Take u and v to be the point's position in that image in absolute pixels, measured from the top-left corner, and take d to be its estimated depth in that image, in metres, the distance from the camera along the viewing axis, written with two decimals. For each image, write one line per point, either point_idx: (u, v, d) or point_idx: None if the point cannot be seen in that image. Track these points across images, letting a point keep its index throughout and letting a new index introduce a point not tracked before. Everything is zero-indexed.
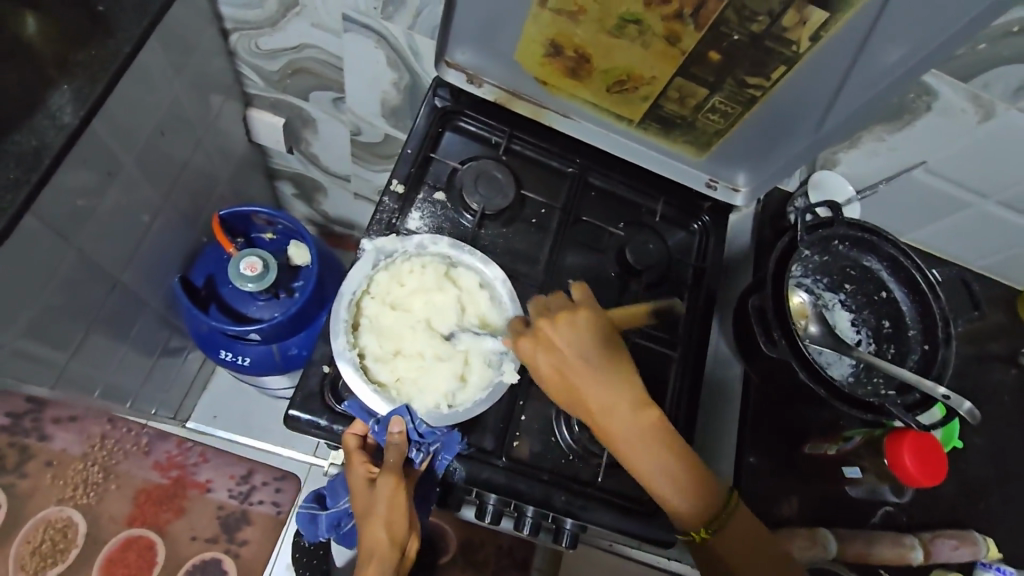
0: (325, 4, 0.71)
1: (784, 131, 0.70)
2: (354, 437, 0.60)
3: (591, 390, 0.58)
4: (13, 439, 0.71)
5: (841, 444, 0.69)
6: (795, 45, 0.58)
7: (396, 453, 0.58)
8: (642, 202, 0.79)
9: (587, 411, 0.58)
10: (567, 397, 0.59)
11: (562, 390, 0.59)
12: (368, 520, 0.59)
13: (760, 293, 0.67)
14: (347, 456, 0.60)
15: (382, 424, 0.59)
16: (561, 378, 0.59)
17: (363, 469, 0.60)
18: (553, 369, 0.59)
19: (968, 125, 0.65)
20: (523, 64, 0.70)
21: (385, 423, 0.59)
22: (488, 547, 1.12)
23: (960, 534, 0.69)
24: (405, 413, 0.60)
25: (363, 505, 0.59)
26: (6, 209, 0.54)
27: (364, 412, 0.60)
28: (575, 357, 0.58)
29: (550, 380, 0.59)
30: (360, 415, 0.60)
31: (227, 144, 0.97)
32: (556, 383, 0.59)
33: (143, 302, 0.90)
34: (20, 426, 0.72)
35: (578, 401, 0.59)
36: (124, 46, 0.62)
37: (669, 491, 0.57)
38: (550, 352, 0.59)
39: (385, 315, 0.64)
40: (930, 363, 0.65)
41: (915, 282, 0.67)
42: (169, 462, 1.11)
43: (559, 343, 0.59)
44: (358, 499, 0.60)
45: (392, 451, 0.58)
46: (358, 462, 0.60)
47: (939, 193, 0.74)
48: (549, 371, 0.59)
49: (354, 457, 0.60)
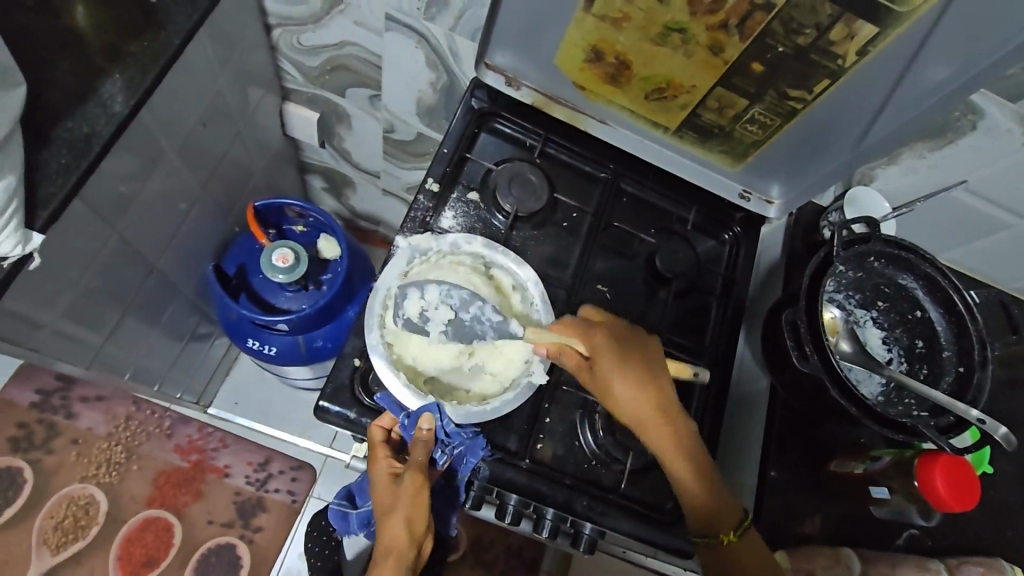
0: (369, 3, 0.72)
1: (823, 144, 0.69)
2: (378, 430, 0.61)
3: (650, 387, 0.62)
4: (54, 416, 1.03)
5: (869, 464, 0.67)
6: (841, 59, 0.58)
7: (422, 451, 0.59)
8: (673, 210, 0.79)
9: (641, 409, 0.61)
10: (625, 393, 0.61)
11: (624, 385, 0.61)
12: (389, 516, 0.59)
13: (794, 307, 0.66)
14: (372, 449, 0.61)
15: (411, 417, 0.60)
16: (625, 375, 0.61)
17: (386, 465, 0.61)
18: (621, 363, 0.61)
19: (1013, 146, 0.63)
20: (563, 68, 0.70)
21: (414, 418, 0.60)
22: (498, 547, 1.13)
23: (986, 562, 0.67)
24: (434, 410, 0.60)
25: (384, 502, 0.60)
26: (56, 194, 0.56)
27: (393, 403, 0.61)
28: (634, 355, 0.63)
29: (614, 374, 0.61)
30: (390, 408, 0.61)
31: (263, 137, 0.98)
32: (622, 378, 0.61)
33: (177, 288, 0.91)
34: (59, 399, 1.05)
35: (636, 397, 0.61)
36: (175, 39, 0.64)
37: (704, 497, 0.60)
38: (624, 345, 0.63)
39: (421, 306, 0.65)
40: (965, 387, 0.64)
41: (952, 302, 0.66)
42: (190, 445, 1.17)
43: (629, 340, 0.64)
44: (380, 496, 0.60)
45: (418, 448, 0.59)
46: (381, 457, 0.61)
47: (979, 213, 0.72)
48: (623, 360, 0.62)
49: (379, 451, 0.61)
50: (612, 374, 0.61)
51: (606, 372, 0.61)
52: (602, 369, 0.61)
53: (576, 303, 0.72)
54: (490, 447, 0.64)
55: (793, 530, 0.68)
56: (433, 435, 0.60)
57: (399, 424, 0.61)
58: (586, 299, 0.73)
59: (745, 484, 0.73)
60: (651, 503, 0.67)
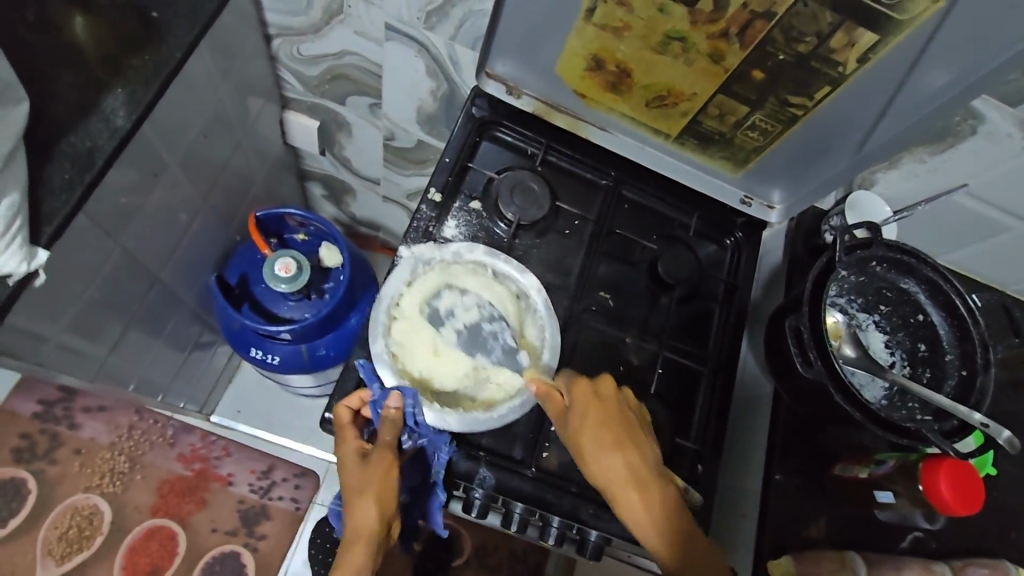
0: (369, 14, 0.72)
1: (824, 150, 0.69)
2: (346, 410, 0.61)
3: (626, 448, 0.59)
4: (44, 427, 0.75)
5: (873, 468, 0.67)
6: (841, 66, 0.58)
7: (389, 428, 0.58)
8: (674, 216, 0.79)
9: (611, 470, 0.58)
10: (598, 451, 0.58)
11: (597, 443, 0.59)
12: (357, 500, 0.57)
13: (797, 314, 0.66)
14: (341, 430, 0.60)
15: (387, 390, 0.60)
16: (600, 432, 0.59)
17: (354, 444, 0.60)
18: (596, 420, 0.60)
19: (1013, 150, 0.63)
20: (563, 77, 0.71)
21: (386, 393, 0.59)
22: (502, 552, 1.13)
23: (990, 563, 0.67)
24: (409, 393, 0.59)
25: (352, 483, 0.58)
26: (60, 210, 0.56)
27: (373, 375, 0.62)
28: (613, 417, 0.60)
29: (589, 431, 0.59)
30: (370, 376, 0.62)
31: (264, 146, 0.98)
32: (594, 435, 0.59)
33: (180, 299, 0.91)
34: (50, 413, 0.75)
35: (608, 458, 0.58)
36: (176, 51, 0.64)
37: (678, 572, 0.55)
38: (602, 403, 0.61)
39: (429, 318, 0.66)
40: (967, 391, 0.64)
41: (954, 306, 0.66)
42: (193, 454, 1.13)
43: (609, 398, 0.61)
44: (348, 476, 0.59)
45: (385, 425, 0.58)
46: (350, 437, 0.60)
47: (978, 215, 0.72)
48: (597, 419, 0.59)
49: (348, 430, 0.60)
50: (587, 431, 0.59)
51: (579, 428, 0.59)
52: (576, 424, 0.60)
53: (580, 310, 0.72)
54: (493, 454, 0.64)
55: (798, 534, 0.68)
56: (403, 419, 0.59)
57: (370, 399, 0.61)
58: (589, 306, 0.73)
59: (749, 489, 0.73)
60: None
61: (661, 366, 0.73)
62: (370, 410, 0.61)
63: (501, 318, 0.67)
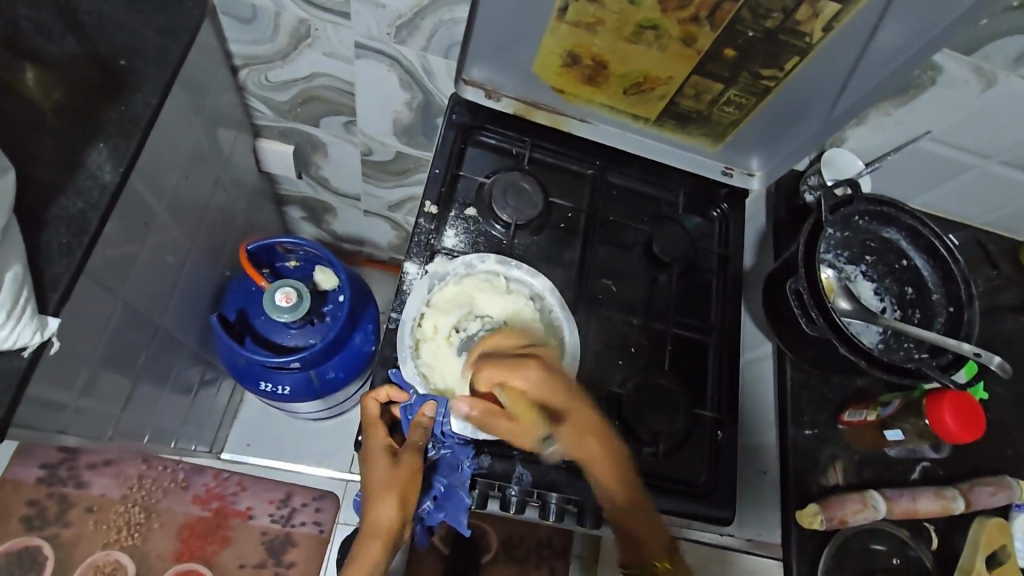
0: (337, 34, 0.71)
1: (794, 118, 0.77)
2: (375, 405, 0.63)
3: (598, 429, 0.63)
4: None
5: (880, 410, 0.71)
6: (807, 36, 0.65)
7: (419, 432, 0.62)
8: (662, 196, 0.82)
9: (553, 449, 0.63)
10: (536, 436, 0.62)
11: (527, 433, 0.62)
12: (382, 497, 0.59)
13: (795, 276, 0.69)
14: (371, 426, 0.63)
15: (422, 396, 0.63)
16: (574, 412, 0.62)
17: (383, 440, 0.62)
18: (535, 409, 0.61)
19: (972, 94, 0.66)
20: (541, 74, 0.75)
21: (420, 400, 0.63)
22: (529, 542, 1.12)
23: (994, 480, 0.72)
24: (442, 405, 0.62)
25: (377, 479, 0.60)
26: (64, 274, 0.56)
27: (406, 383, 0.64)
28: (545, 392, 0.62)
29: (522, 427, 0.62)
30: (403, 383, 0.64)
31: (240, 176, 0.97)
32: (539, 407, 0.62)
33: (181, 343, 0.91)
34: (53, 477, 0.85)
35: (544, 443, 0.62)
36: (151, 98, 0.64)
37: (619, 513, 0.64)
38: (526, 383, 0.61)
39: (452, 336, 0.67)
40: (956, 325, 0.69)
41: (935, 248, 0.71)
42: (208, 493, 1.14)
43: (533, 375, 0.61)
44: (375, 472, 0.61)
45: (416, 428, 0.62)
46: (380, 434, 0.63)
47: (942, 158, 0.75)
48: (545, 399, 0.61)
49: (378, 425, 0.63)
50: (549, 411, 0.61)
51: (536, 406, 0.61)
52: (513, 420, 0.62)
53: (586, 301, 0.74)
54: (527, 449, 0.66)
55: (818, 482, 0.71)
56: (433, 428, 0.62)
57: (400, 407, 0.64)
58: (595, 296, 0.75)
59: (766, 445, 0.77)
60: (683, 479, 0.71)
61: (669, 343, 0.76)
62: (400, 414, 0.64)
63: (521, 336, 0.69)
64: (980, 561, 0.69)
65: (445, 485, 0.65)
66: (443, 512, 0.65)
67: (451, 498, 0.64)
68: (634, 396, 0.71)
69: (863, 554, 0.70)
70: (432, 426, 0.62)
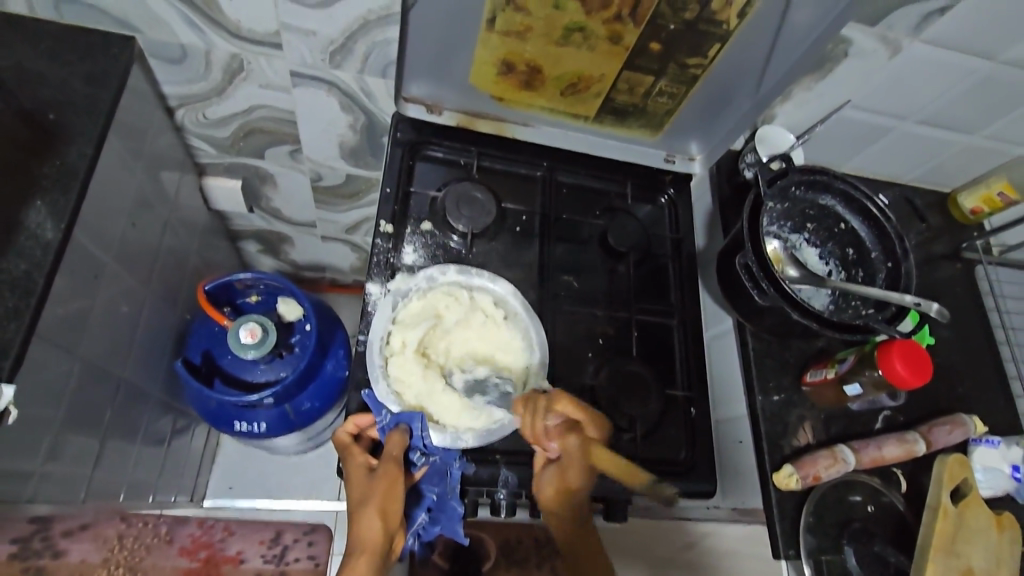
0: (271, 65, 0.71)
1: (725, 101, 0.82)
2: (345, 434, 0.63)
3: (575, 471, 0.67)
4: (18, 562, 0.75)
5: (837, 367, 0.74)
6: (725, 24, 0.70)
7: (397, 442, 0.61)
8: (610, 188, 0.85)
9: (568, 490, 0.67)
10: (575, 470, 0.66)
11: (566, 465, 0.66)
12: (361, 510, 0.57)
13: (741, 251, 0.72)
14: (347, 449, 0.63)
15: (394, 416, 0.63)
16: (580, 464, 0.66)
17: (362, 459, 0.62)
18: (592, 448, 0.67)
19: (881, 62, 0.70)
20: (478, 84, 0.78)
21: (395, 418, 0.63)
22: (527, 544, 0.94)
23: (951, 420, 0.76)
24: (416, 421, 0.63)
25: (357, 495, 0.59)
26: (13, 339, 0.55)
27: (378, 403, 0.64)
28: (594, 445, 0.67)
29: (575, 457, 0.66)
30: (375, 406, 0.64)
31: (189, 217, 0.95)
32: (579, 465, 0.67)
33: (146, 394, 0.88)
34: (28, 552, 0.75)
35: (573, 478, 0.67)
36: (87, 149, 0.64)
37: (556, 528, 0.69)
38: (540, 428, 0.65)
39: (421, 351, 0.68)
40: (897, 278, 0.73)
41: (867, 209, 0.76)
42: (195, 544, 1.04)
43: (550, 423, 0.65)
44: (354, 490, 0.60)
45: (394, 439, 0.61)
46: (357, 452, 0.62)
47: (864, 124, 0.80)
48: (563, 449, 0.66)
49: (353, 447, 0.63)
50: (602, 454, 0.67)
51: (583, 467, 0.67)
52: (560, 452, 0.66)
53: (551, 298, 0.76)
54: (509, 453, 0.68)
55: (791, 443, 0.75)
56: (412, 440, 0.63)
57: (377, 425, 0.64)
58: (558, 292, 0.77)
59: (738, 416, 0.79)
60: (666, 457, 0.73)
61: (635, 330, 0.78)
62: (377, 434, 0.64)
63: (494, 341, 0.70)
64: (946, 496, 0.71)
65: (437, 494, 0.65)
66: (438, 523, 0.66)
67: (445, 510, 0.65)
68: (607, 385, 0.73)
69: (840, 506, 0.73)
70: (410, 437, 0.63)
